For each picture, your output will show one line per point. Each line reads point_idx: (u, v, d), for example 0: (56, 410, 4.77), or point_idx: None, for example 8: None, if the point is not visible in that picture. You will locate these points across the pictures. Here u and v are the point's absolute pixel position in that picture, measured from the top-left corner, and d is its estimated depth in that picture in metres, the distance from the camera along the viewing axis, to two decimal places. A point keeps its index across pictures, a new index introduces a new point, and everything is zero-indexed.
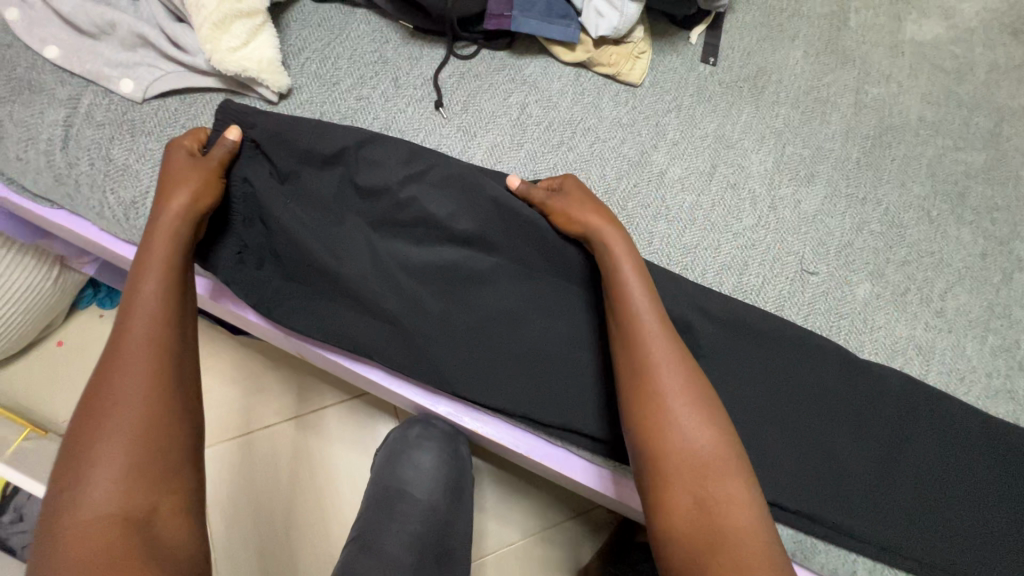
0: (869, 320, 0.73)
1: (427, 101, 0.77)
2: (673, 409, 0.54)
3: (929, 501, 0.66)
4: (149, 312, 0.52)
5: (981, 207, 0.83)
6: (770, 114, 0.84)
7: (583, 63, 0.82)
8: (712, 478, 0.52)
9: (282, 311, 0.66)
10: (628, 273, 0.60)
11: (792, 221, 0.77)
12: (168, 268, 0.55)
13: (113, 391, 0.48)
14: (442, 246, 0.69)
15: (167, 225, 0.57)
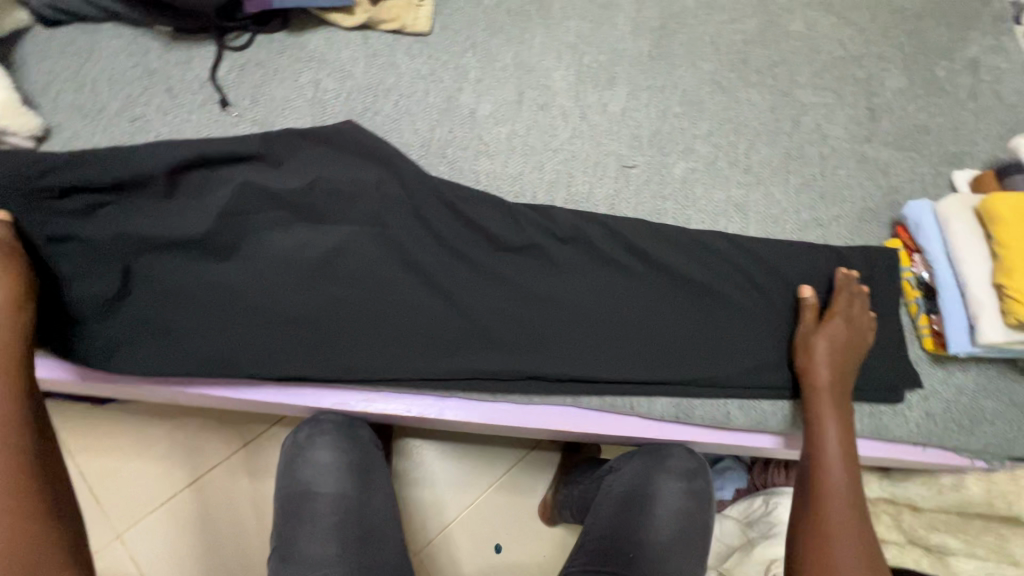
0: (690, 194, 0.79)
1: (211, 104, 0.72)
2: (832, 470, 0.66)
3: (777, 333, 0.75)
4: (3, 443, 0.51)
5: (763, 67, 0.91)
6: (562, 30, 0.87)
7: (366, 25, 0.80)
8: (845, 488, 0.65)
9: (120, 361, 0.63)
10: (823, 357, 0.69)
11: (603, 125, 0.81)
12: (2, 402, 0.53)
13: None
14: (269, 241, 0.67)
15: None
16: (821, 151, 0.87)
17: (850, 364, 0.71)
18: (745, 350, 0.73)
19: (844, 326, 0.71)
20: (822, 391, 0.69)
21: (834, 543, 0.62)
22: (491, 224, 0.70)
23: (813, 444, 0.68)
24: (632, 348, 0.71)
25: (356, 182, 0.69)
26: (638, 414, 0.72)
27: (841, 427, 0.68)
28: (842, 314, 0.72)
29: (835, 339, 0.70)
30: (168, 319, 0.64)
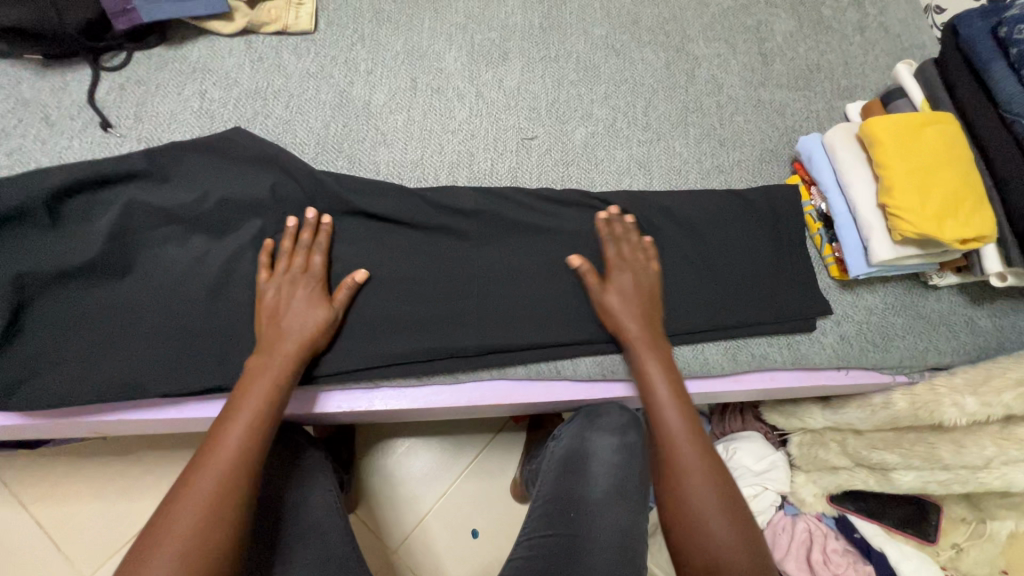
0: (591, 159, 0.81)
1: (92, 127, 0.71)
2: (680, 446, 0.60)
3: (689, 279, 0.77)
4: (249, 445, 0.54)
5: (655, 25, 0.93)
6: (450, 12, 0.87)
7: (248, 29, 0.80)
8: (685, 461, 0.59)
9: (24, 396, 0.61)
10: (647, 354, 0.66)
11: (500, 100, 0.82)
12: (280, 390, 0.58)
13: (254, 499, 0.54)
14: (171, 256, 0.67)
15: (280, 350, 0.60)
16: (718, 100, 0.89)
17: (664, 355, 0.66)
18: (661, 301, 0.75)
19: (652, 301, 0.69)
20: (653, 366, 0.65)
21: (688, 512, 0.57)
22: (394, 213, 0.71)
23: (657, 424, 0.63)
24: (549, 313, 0.72)
25: (253, 189, 0.69)
26: (567, 377, 0.74)
27: (681, 405, 0.63)
28: (618, 289, 0.69)
29: (625, 289, 0.69)
30: (71, 348, 0.63)
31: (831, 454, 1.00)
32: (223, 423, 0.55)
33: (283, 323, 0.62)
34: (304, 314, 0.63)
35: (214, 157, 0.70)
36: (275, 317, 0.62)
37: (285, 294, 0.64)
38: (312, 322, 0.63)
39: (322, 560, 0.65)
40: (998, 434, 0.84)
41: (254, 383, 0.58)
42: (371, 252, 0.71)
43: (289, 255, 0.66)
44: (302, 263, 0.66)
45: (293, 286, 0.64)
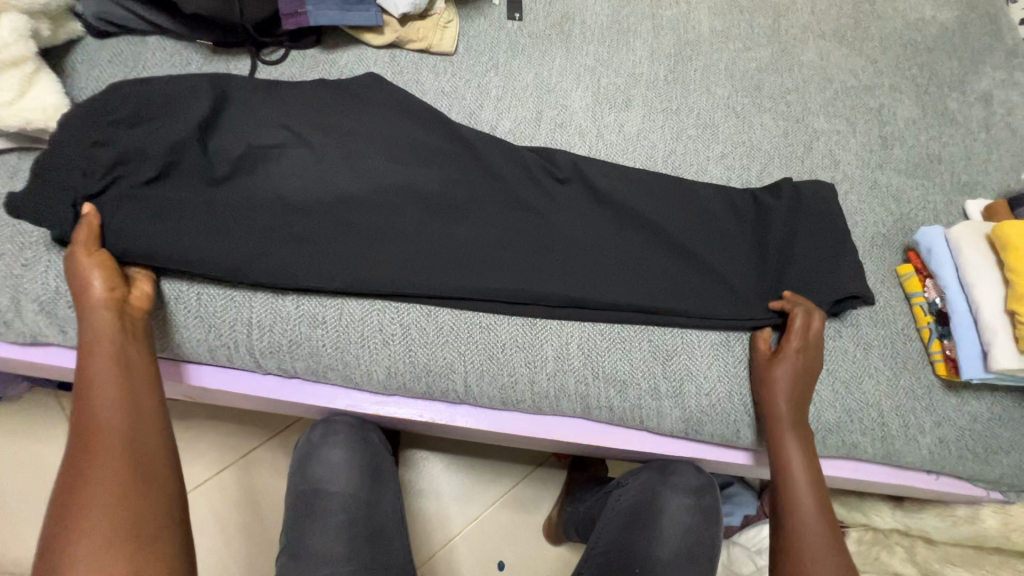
0: (710, 208, 0.77)
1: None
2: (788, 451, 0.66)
3: None
4: (116, 418, 0.52)
5: (776, 94, 0.94)
6: (580, 53, 0.91)
7: (394, 44, 0.85)
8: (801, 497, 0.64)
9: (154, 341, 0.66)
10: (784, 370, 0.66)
11: (619, 144, 0.84)
12: (131, 346, 0.57)
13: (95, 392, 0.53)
14: (287, 225, 0.66)
15: (98, 319, 0.56)
16: (833, 176, 0.88)
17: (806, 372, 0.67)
18: None
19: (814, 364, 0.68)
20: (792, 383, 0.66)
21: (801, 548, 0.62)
22: (507, 236, 0.71)
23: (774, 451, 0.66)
24: (643, 362, 0.71)
25: (376, 184, 0.70)
26: (648, 429, 0.73)
27: (799, 424, 0.66)
28: (801, 334, 0.68)
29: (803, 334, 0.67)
30: (186, 303, 0.66)
31: (897, 560, 0.94)
32: (83, 421, 0.52)
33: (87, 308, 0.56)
34: (87, 280, 0.57)
35: None
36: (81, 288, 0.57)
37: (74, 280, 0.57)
38: (98, 281, 0.57)
39: (382, 568, 0.65)
40: None
41: (92, 374, 0.54)
42: (478, 260, 0.69)
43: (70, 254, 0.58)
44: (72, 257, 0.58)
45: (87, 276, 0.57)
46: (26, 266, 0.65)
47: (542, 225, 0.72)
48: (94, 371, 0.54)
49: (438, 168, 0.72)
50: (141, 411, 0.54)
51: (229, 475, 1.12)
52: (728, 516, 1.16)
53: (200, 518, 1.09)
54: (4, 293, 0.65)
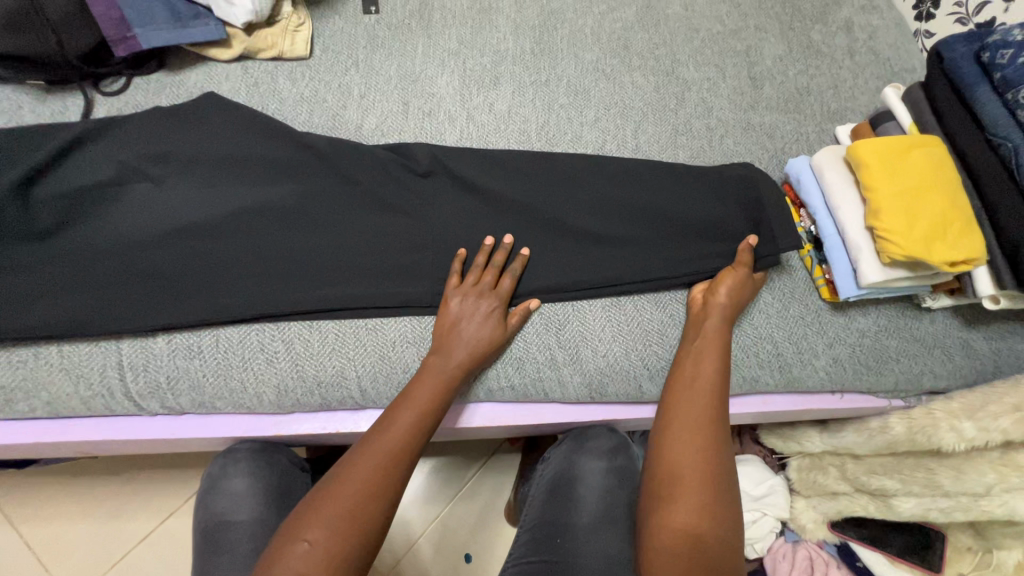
0: (580, 177, 0.79)
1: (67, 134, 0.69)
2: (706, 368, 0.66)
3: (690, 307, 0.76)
4: (348, 533, 0.51)
5: (645, 50, 0.94)
6: (443, 38, 0.89)
7: (244, 56, 0.82)
8: (685, 463, 0.58)
9: (22, 403, 0.63)
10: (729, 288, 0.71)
11: (489, 124, 0.83)
12: (419, 434, 0.59)
13: (418, 387, 0.62)
14: (152, 265, 0.66)
15: (402, 418, 0.59)
16: (708, 123, 0.90)
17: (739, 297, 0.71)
18: (654, 326, 0.74)
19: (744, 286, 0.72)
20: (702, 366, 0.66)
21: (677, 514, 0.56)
22: (374, 239, 0.71)
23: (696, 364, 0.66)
24: (538, 334, 0.72)
25: (232, 209, 0.70)
26: (554, 400, 0.74)
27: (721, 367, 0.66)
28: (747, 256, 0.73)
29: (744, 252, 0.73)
30: (54, 356, 0.64)
31: (831, 479, 0.98)
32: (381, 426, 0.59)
33: (470, 348, 0.65)
34: None
35: (210, 181, 0.71)
36: (445, 343, 0.65)
37: (464, 311, 0.67)
38: (413, 413, 0.60)
39: None
40: (999, 461, 0.82)
41: (347, 476, 0.54)
42: (352, 266, 0.70)
43: (482, 269, 0.70)
44: (490, 280, 0.69)
45: (478, 300, 0.68)
46: None
47: (408, 225, 0.73)
48: (364, 452, 0.56)
49: (297, 182, 0.72)
50: (385, 497, 0.54)
51: (173, 521, 1.10)
52: None
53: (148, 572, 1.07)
54: None
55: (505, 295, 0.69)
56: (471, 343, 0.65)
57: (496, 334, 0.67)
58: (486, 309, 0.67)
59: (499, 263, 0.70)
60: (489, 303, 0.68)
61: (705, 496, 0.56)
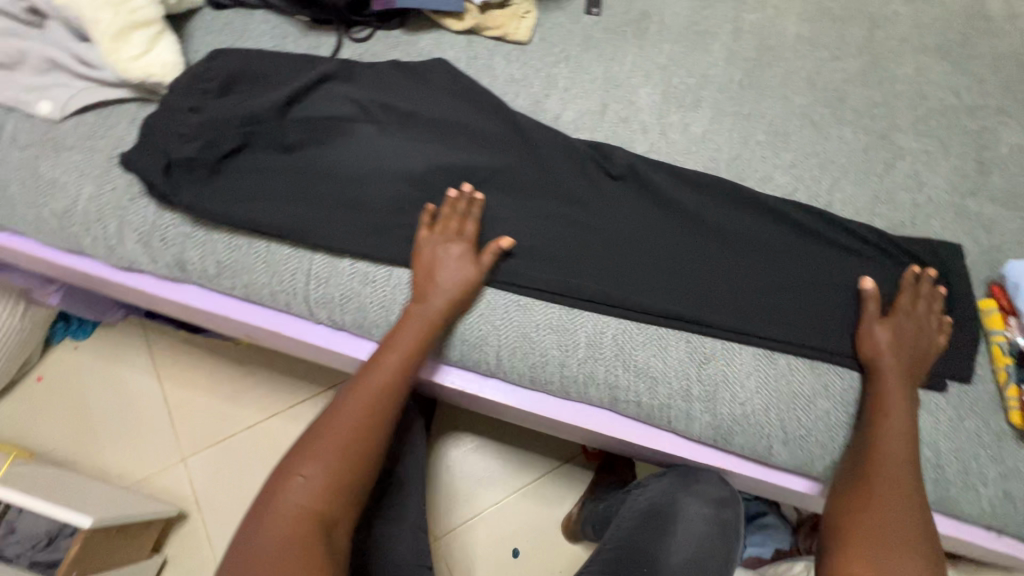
0: (763, 217, 0.77)
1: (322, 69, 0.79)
2: (893, 421, 0.65)
3: (844, 383, 0.70)
4: (335, 481, 0.55)
5: (861, 107, 0.88)
6: (655, 51, 0.90)
7: (472, 30, 0.88)
8: (892, 517, 0.59)
9: (226, 280, 0.73)
10: (886, 339, 0.69)
11: (681, 144, 0.83)
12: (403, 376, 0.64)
13: (387, 348, 0.65)
14: (359, 195, 0.74)
15: (384, 367, 0.64)
16: (916, 198, 0.82)
17: (908, 354, 0.68)
18: (804, 391, 0.70)
19: (916, 343, 0.69)
20: (895, 416, 0.65)
21: (866, 559, 0.57)
22: (549, 224, 0.75)
23: (884, 411, 0.65)
24: (679, 358, 0.70)
25: (431, 166, 0.76)
26: (675, 431, 0.72)
27: (906, 420, 0.65)
28: (897, 316, 0.70)
29: (898, 328, 0.69)
30: (260, 248, 0.73)
31: None
32: (363, 377, 0.63)
33: (881, 355, 0.68)
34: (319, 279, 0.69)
35: (422, 135, 0.78)
36: (428, 293, 0.68)
37: (439, 254, 0.69)
38: (394, 357, 0.64)
39: None
40: None
41: (326, 426, 0.59)
42: (525, 243, 0.74)
43: (447, 216, 0.71)
44: (455, 227, 0.71)
45: (447, 244, 0.69)
46: (133, 201, 0.73)
47: (580, 223, 0.75)
48: (353, 404, 0.61)
49: (495, 155, 0.78)
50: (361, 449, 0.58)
51: (275, 421, 1.22)
52: (754, 547, 1.02)
53: (244, 458, 1.19)
54: (112, 222, 0.72)
55: (470, 238, 0.71)
56: (899, 352, 0.68)
57: (884, 355, 0.68)
58: (874, 337, 0.69)
59: (463, 210, 0.71)
60: (460, 243, 0.70)
61: (911, 554, 0.57)
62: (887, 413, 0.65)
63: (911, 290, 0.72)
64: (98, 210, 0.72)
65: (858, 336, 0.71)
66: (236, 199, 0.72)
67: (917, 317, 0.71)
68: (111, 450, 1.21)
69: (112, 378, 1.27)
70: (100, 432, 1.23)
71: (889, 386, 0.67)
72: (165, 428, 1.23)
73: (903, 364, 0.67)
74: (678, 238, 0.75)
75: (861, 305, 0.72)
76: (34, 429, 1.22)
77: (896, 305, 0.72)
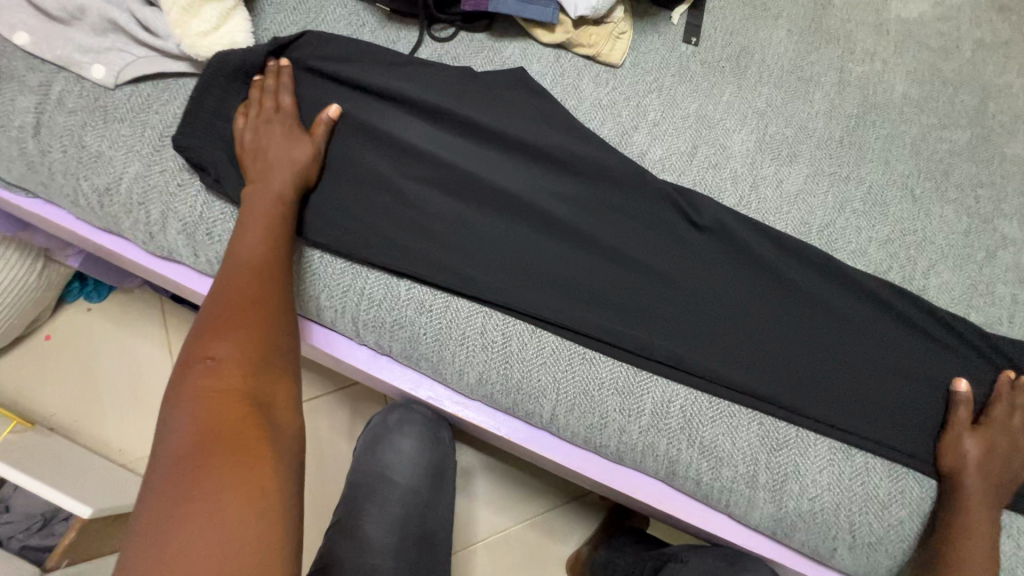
0: (854, 293, 0.71)
1: (402, 73, 0.74)
2: (975, 551, 0.59)
3: (922, 491, 0.65)
4: (246, 358, 0.50)
5: (965, 184, 0.82)
6: (752, 93, 0.83)
7: (562, 44, 0.81)
8: None
9: None
10: (975, 454, 0.63)
11: (773, 200, 0.77)
12: (264, 252, 0.59)
13: (247, 225, 0.60)
14: (428, 216, 0.69)
15: (242, 252, 0.58)
16: (1017, 294, 0.76)
17: (998, 473, 0.62)
18: (880, 495, 0.64)
19: (1007, 463, 0.63)
20: (977, 542, 0.59)
21: None
22: (624, 273, 0.70)
23: (966, 537, 0.60)
24: (750, 441, 0.65)
25: (510, 193, 0.71)
26: (730, 515, 0.67)
27: (988, 550, 0.59)
28: (991, 427, 0.65)
29: (989, 443, 0.63)
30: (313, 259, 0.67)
31: None
32: (229, 260, 0.58)
33: (966, 470, 0.62)
34: (278, 156, 0.64)
35: (501, 159, 0.73)
36: (265, 169, 0.64)
37: (263, 135, 0.65)
38: (255, 236, 0.60)
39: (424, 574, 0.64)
40: None
41: (218, 301, 0.54)
42: (597, 289, 0.69)
43: (260, 99, 0.67)
44: (272, 105, 0.67)
45: (268, 124, 0.66)
46: (181, 187, 0.67)
47: (657, 278, 0.70)
48: (223, 288, 0.55)
49: (574, 189, 0.73)
50: (262, 327, 0.53)
51: None
52: None
53: None
54: (156, 207, 0.66)
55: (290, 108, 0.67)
56: (988, 470, 0.62)
57: (971, 471, 0.62)
58: (962, 448, 0.64)
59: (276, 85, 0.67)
60: (280, 122, 0.66)
61: None
62: (968, 537, 0.60)
63: (1007, 401, 0.66)
64: (143, 192, 0.66)
65: (942, 443, 0.65)
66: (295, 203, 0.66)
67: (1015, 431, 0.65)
68: (115, 424, 1.16)
69: (122, 347, 1.21)
70: (105, 403, 1.18)
71: (975, 507, 0.61)
72: None
73: (988, 485, 0.62)
74: (763, 307, 0.70)
75: (951, 409, 0.66)
76: (36, 390, 1.18)
77: (989, 415, 0.66)
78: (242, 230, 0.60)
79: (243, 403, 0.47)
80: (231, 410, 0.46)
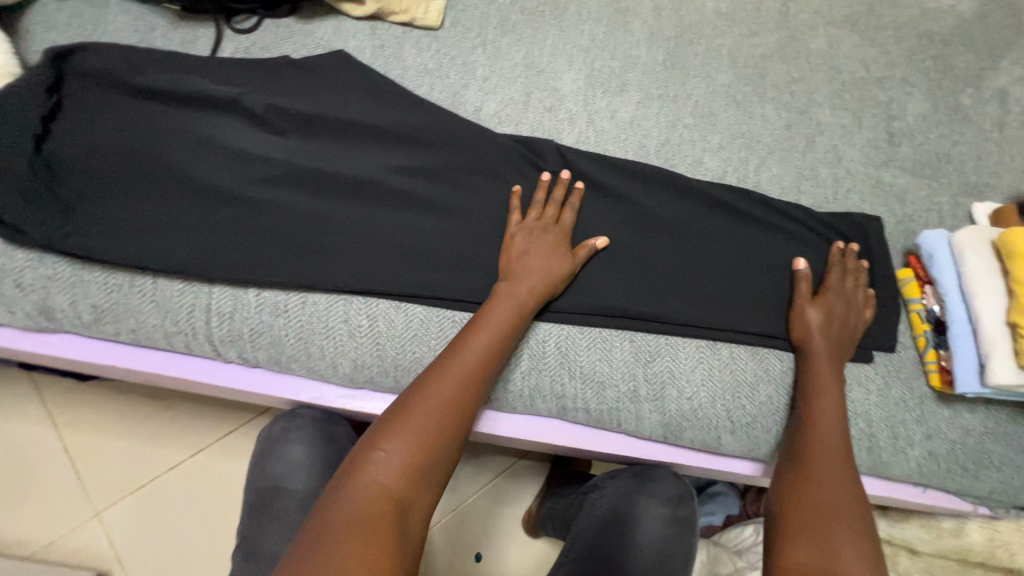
0: (697, 202, 0.76)
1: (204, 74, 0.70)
2: (824, 400, 0.66)
3: (783, 366, 0.71)
4: (417, 464, 0.51)
5: (781, 83, 0.88)
6: (575, 33, 0.85)
7: (375, 15, 0.79)
8: (834, 496, 0.59)
9: (106, 325, 0.63)
10: (816, 319, 0.69)
11: (610, 132, 0.79)
12: (488, 364, 0.58)
13: (490, 313, 0.62)
14: (263, 215, 0.66)
15: (475, 344, 0.59)
16: (836, 173, 0.83)
17: (837, 332, 0.69)
18: (747, 378, 0.70)
19: (845, 322, 0.70)
20: (826, 394, 0.66)
21: (814, 545, 0.55)
22: (482, 228, 0.69)
23: (816, 393, 0.66)
24: (625, 360, 0.68)
25: (349, 174, 0.69)
26: (626, 432, 0.71)
27: (837, 399, 0.66)
28: (830, 294, 0.71)
29: (829, 308, 0.70)
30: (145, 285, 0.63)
31: None
32: (450, 350, 0.58)
33: (812, 336, 0.69)
34: (542, 258, 0.66)
35: (332, 142, 0.70)
36: (519, 272, 0.65)
37: (533, 242, 0.67)
38: (485, 336, 0.60)
39: None
40: None
41: (422, 390, 0.54)
42: (457, 250, 0.68)
43: (541, 206, 0.69)
44: (552, 215, 0.69)
45: (541, 234, 0.68)
46: None
47: None
48: (434, 383, 0.55)
49: (412, 156, 0.71)
50: (448, 437, 0.53)
51: (200, 458, 1.10)
52: (710, 516, 1.04)
53: (170, 505, 1.08)
54: None
55: (568, 229, 0.69)
56: (829, 331, 0.69)
57: (816, 335, 0.69)
58: (807, 317, 0.70)
59: (557, 200, 0.70)
60: (554, 236, 0.68)
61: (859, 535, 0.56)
62: (820, 393, 0.66)
63: (840, 269, 0.74)
64: None
65: (791, 318, 0.71)
66: (109, 233, 0.62)
67: (849, 294, 0.72)
68: (9, 514, 1.06)
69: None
70: None
71: (820, 365, 0.68)
72: (69, 483, 1.08)
73: (832, 345, 0.69)
74: (618, 231, 0.73)
75: (794, 287, 0.72)
76: None
77: (827, 283, 0.73)
78: (473, 325, 0.61)
79: (375, 519, 0.47)
80: (366, 522, 0.46)
